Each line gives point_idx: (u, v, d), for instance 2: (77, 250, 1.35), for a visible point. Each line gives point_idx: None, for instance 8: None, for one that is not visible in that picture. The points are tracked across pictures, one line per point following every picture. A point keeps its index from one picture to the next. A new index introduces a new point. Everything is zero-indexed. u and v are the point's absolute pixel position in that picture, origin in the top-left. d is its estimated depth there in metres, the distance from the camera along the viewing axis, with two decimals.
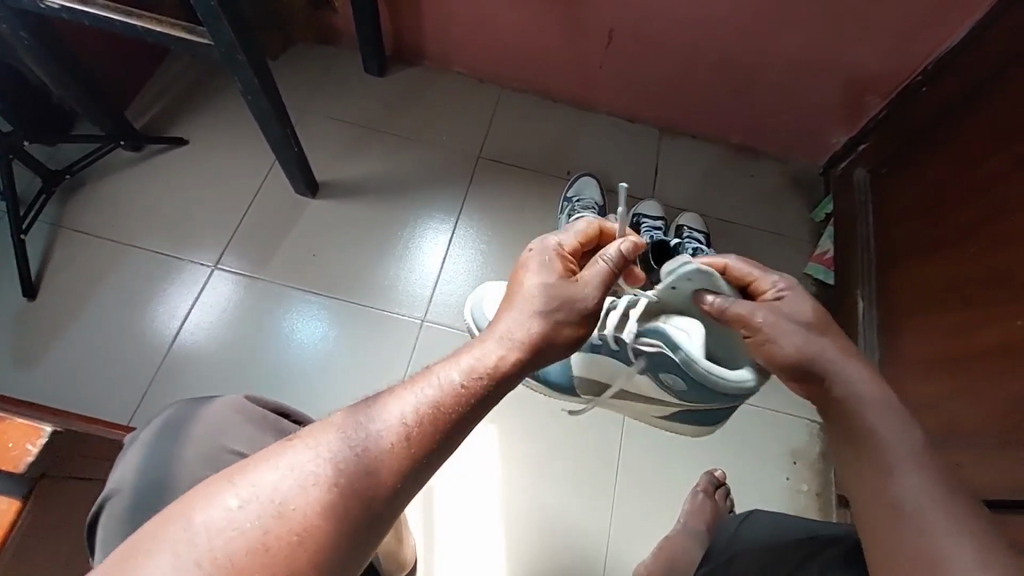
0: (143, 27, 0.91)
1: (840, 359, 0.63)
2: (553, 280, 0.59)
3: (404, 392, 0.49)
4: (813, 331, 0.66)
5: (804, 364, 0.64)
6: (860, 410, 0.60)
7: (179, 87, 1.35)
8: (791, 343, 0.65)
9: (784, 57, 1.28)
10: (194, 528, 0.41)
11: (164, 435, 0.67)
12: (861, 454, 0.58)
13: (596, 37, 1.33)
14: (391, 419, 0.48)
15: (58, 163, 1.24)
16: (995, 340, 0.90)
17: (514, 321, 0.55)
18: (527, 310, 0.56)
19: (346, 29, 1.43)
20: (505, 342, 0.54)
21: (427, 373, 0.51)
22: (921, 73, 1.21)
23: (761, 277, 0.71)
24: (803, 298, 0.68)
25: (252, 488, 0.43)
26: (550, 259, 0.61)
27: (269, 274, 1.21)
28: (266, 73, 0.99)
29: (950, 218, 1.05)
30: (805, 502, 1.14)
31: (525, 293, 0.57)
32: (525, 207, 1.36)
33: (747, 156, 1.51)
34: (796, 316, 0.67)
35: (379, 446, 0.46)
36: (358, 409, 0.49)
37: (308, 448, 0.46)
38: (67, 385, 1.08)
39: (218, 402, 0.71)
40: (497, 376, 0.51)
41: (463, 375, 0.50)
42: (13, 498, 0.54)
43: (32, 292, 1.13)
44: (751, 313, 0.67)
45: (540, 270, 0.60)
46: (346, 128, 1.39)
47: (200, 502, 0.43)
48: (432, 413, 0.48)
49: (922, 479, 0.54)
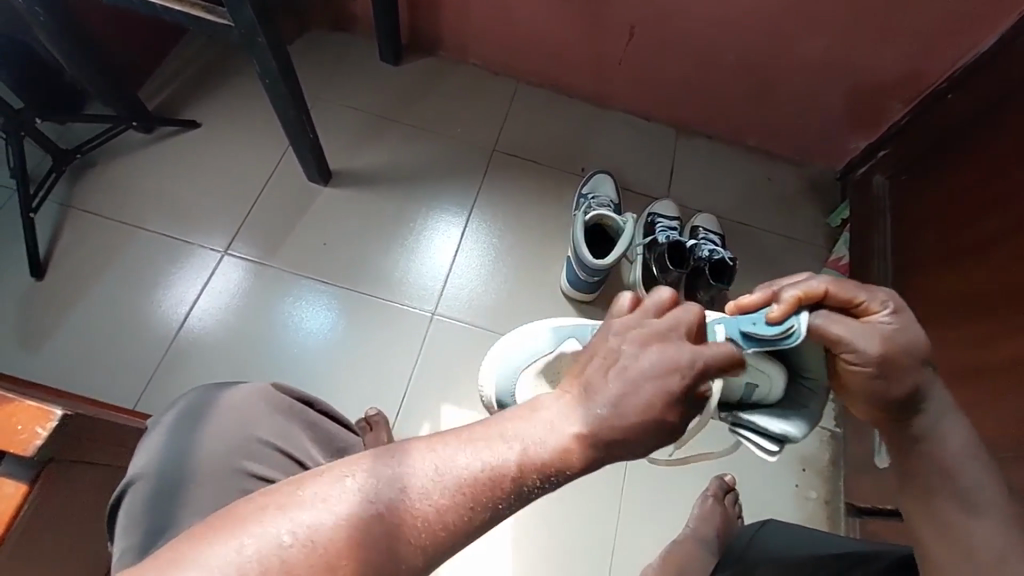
0: (161, 6, 0.89)
1: (928, 384, 0.57)
2: (666, 392, 0.42)
3: (465, 448, 0.41)
4: (918, 360, 0.56)
5: (908, 400, 0.57)
6: (943, 448, 0.57)
7: (192, 69, 1.33)
8: (905, 381, 0.56)
9: (806, 60, 1.26)
10: (243, 555, 0.38)
11: (188, 422, 0.65)
12: (931, 486, 0.57)
13: (616, 32, 1.31)
14: (442, 482, 0.40)
15: (68, 143, 1.22)
16: (1008, 358, 0.89)
17: (609, 401, 0.42)
18: (625, 402, 0.42)
19: (363, 16, 1.41)
20: (588, 419, 0.42)
21: (493, 434, 0.42)
22: (945, 80, 1.19)
23: (869, 295, 0.57)
24: (912, 323, 0.57)
25: (302, 527, 0.39)
26: (665, 357, 0.42)
27: (277, 262, 1.20)
28: (284, 57, 0.98)
29: (972, 229, 1.03)
30: (813, 510, 1.13)
31: (631, 385, 0.42)
32: (540, 203, 1.35)
33: (764, 159, 1.49)
34: (913, 347, 0.56)
35: (429, 506, 0.40)
36: (415, 451, 0.42)
37: (355, 490, 0.40)
38: (79, 367, 1.07)
39: (246, 390, 0.69)
40: (570, 457, 0.41)
41: (535, 453, 0.41)
42: (20, 483, 0.55)
43: (39, 273, 1.12)
44: (862, 342, 0.55)
45: (654, 372, 0.42)
46: (360, 116, 1.37)
47: (250, 527, 0.38)
48: (491, 484, 0.40)
49: (997, 523, 0.55)
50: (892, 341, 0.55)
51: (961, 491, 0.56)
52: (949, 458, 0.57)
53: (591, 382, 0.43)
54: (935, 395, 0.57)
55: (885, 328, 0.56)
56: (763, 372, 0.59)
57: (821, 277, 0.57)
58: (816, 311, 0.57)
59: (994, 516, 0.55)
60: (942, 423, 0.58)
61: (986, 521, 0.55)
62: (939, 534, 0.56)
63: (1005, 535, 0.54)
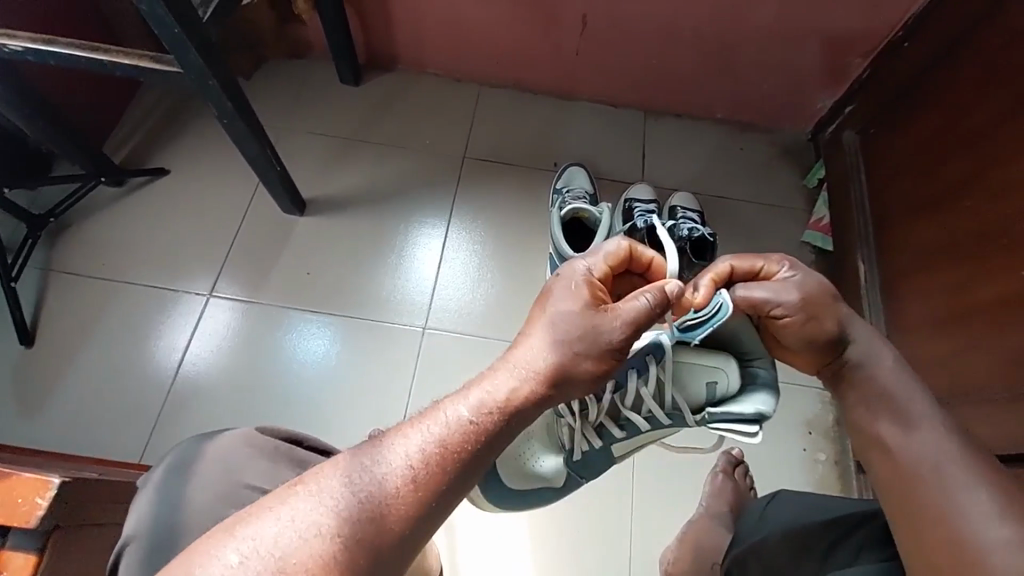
0: (110, 62, 0.89)
1: (851, 322, 0.64)
2: (580, 314, 0.54)
3: (410, 432, 0.49)
4: (835, 300, 0.65)
5: (834, 338, 0.64)
6: (867, 371, 0.62)
7: (155, 117, 1.33)
8: (831, 321, 0.64)
9: (760, 27, 1.26)
10: (229, 565, 0.43)
11: (179, 474, 0.66)
12: (873, 411, 0.60)
13: (569, 24, 1.31)
14: (399, 460, 0.48)
15: (41, 207, 1.23)
16: (993, 298, 0.90)
17: (531, 351, 0.53)
18: (547, 339, 0.53)
19: (317, 41, 1.42)
20: (518, 373, 0.52)
21: (435, 410, 0.51)
22: (901, 29, 1.20)
23: (767, 260, 0.68)
24: (812, 270, 0.67)
25: (252, 542, 0.44)
26: (575, 287, 0.56)
27: (263, 297, 1.20)
28: (239, 95, 0.98)
29: (944, 173, 1.04)
30: (823, 471, 1.14)
31: (551, 321, 0.54)
32: (516, 203, 1.35)
33: (733, 130, 1.50)
34: (823, 288, 0.65)
35: (389, 488, 0.47)
36: (369, 447, 0.49)
37: (312, 496, 0.47)
38: (79, 428, 1.08)
39: (229, 437, 0.70)
40: (508, 410, 0.50)
41: (473, 412, 0.50)
42: (28, 554, 0.55)
43: (29, 340, 1.13)
44: (781, 297, 0.64)
45: (566, 296, 0.55)
46: (327, 141, 1.38)
47: (207, 557, 0.43)
48: (440, 452, 0.48)
49: (937, 432, 0.56)
50: (805, 288, 0.65)
51: (903, 414, 0.58)
52: (885, 380, 0.61)
53: (522, 334, 0.55)
54: (860, 331, 0.64)
55: (793, 280, 0.66)
56: (716, 370, 0.72)
57: (720, 258, 0.69)
58: (731, 288, 0.68)
59: (939, 434, 0.56)
60: (876, 355, 0.63)
61: (928, 439, 0.56)
62: (888, 460, 0.57)
63: (951, 448, 0.54)
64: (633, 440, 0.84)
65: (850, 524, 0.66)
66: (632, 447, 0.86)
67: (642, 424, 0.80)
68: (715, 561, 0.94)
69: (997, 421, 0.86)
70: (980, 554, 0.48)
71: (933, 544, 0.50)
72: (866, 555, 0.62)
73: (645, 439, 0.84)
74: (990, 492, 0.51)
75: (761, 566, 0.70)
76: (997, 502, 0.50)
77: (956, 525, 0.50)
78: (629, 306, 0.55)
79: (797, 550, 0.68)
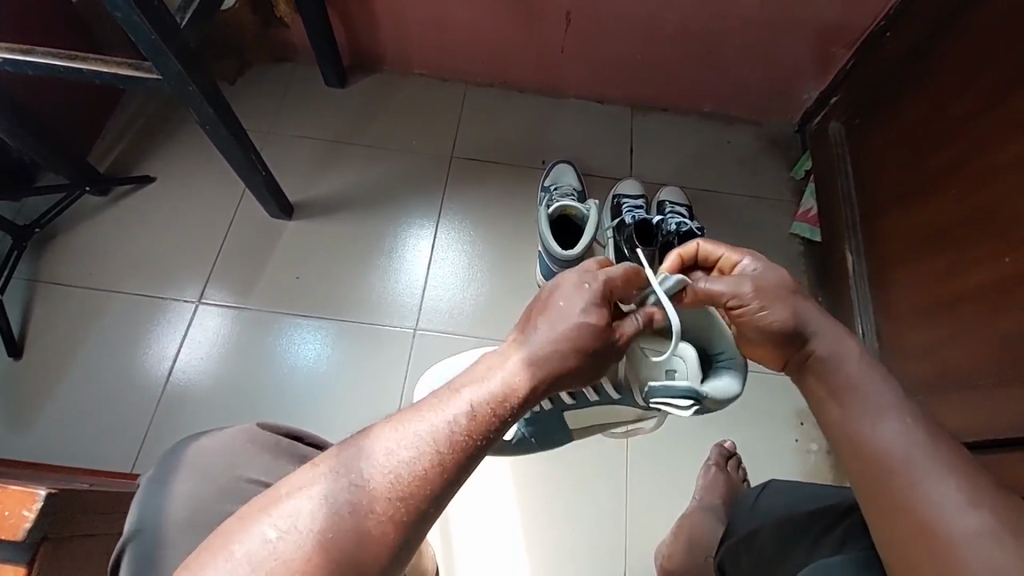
0: (88, 70, 0.89)
1: (818, 315, 0.65)
2: (595, 322, 0.53)
3: (428, 414, 0.48)
4: (792, 294, 0.67)
5: (792, 330, 0.64)
6: (829, 365, 0.62)
7: (140, 125, 1.33)
8: (782, 312, 0.65)
9: (743, 19, 1.27)
10: (269, 542, 0.43)
11: (173, 473, 0.64)
12: (839, 402, 0.60)
13: (553, 21, 1.31)
14: (419, 440, 0.46)
15: (27, 218, 1.22)
16: (979, 285, 0.90)
17: (545, 349, 0.51)
18: (564, 345, 0.51)
19: (301, 43, 1.41)
20: (531, 367, 0.50)
21: (453, 394, 0.49)
22: (883, 19, 1.21)
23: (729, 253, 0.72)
24: (777, 264, 0.69)
25: (289, 518, 0.44)
26: (598, 296, 0.54)
27: (255, 304, 1.20)
28: (221, 102, 0.98)
29: (928, 161, 1.04)
30: (815, 462, 1.15)
31: (566, 324, 0.52)
32: (504, 202, 1.35)
33: (720, 123, 1.50)
34: (778, 282, 0.67)
35: (408, 471, 0.45)
36: (382, 426, 0.48)
37: (333, 476, 0.46)
38: (72, 436, 1.07)
39: (229, 432, 0.68)
40: (525, 400, 0.49)
41: (492, 401, 0.48)
42: (16, 567, 0.56)
43: (17, 352, 1.12)
44: (738, 288, 0.67)
45: (585, 304, 0.53)
46: (313, 144, 1.37)
47: (240, 535, 0.44)
48: (460, 434, 0.47)
49: (901, 421, 0.56)
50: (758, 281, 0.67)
51: (870, 406, 0.58)
52: (847, 370, 0.61)
53: (531, 328, 0.53)
54: (820, 323, 0.65)
55: (752, 272, 0.68)
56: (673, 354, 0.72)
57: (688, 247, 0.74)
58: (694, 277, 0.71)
59: (906, 424, 0.56)
60: (843, 349, 0.63)
61: (896, 429, 0.56)
62: (856, 450, 0.57)
63: (919, 440, 0.55)
64: (584, 412, 0.81)
65: (835, 512, 0.67)
66: (586, 424, 0.85)
67: (593, 396, 0.76)
68: (708, 555, 0.96)
69: (986, 408, 0.87)
70: (952, 548, 0.49)
71: (905, 539, 0.51)
72: (850, 545, 0.61)
73: (596, 413, 0.82)
74: (956, 483, 0.51)
75: (752, 558, 0.72)
76: (965, 491, 0.51)
77: (927, 518, 0.50)
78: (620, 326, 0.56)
79: (783, 539, 0.69)
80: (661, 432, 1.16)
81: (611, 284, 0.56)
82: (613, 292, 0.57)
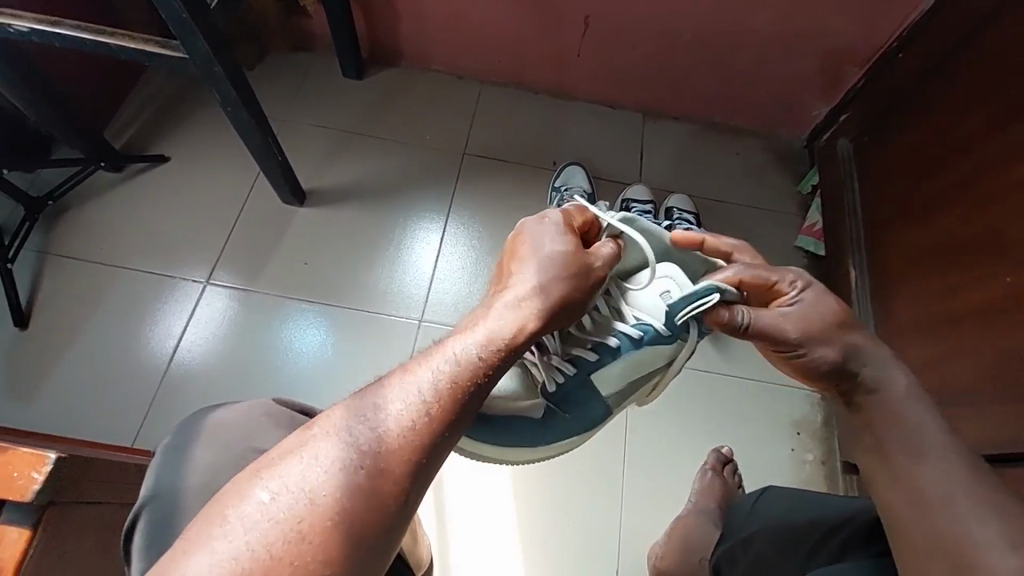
0: (115, 45, 0.89)
1: (869, 350, 0.63)
2: (566, 248, 0.60)
3: (420, 369, 0.51)
4: (839, 328, 0.64)
5: (841, 370, 0.63)
6: (873, 398, 0.61)
7: (157, 104, 1.34)
8: (833, 352, 0.63)
9: (758, 33, 1.29)
10: (263, 505, 0.44)
11: (187, 443, 0.65)
12: (882, 438, 0.59)
13: (572, 24, 1.33)
14: (413, 397, 0.49)
15: (40, 189, 1.23)
16: (979, 303, 0.92)
17: (524, 281, 0.57)
18: (539, 275, 0.58)
19: (322, 33, 1.43)
20: (514, 306, 0.56)
21: (442, 348, 0.53)
22: (895, 41, 1.23)
23: (782, 277, 0.68)
24: (825, 295, 0.66)
25: (280, 481, 0.45)
26: (561, 229, 0.62)
27: (259, 286, 1.21)
28: (244, 84, 0.99)
29: (933, 180, 1.06)
30: (810, 473, 1.16)
31: (538, 256, 0.59)
32: (514, 200, 1.36)
33: (730, 134, 1.51)
34: (825, 316, 0.65)
35: (402, 426, 0.48)
36: (377, 389, 0.51)
37: (330, 437, 0.47)
38: (74, 409, 1.07)
39: (246, 408, 0.69)
40: (512, 342, 0.53)
41: (481, 348, 0.52)
42: (23, 528, 0.56)
43: (23, 321, 1.12)
44: (782, 328, 0.65)
45: (552, 237, 0.61)
46: (328, 133, 1.38)
47: (236, 501, 0.44)
48: (451, 386, 0.50)
49: (946, 461, 0.55)
50: (802, 320, 0.65)
51: (915, 446, 0.57)
52: (895, 406, 0.60)
53: (511, 271, 0.59)
54: (873, 354, 0.63)
55: (802, 304, 0.66)
56: (662, 277, 0.73)
57: (732, 269, 0.69)
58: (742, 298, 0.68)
59: (949, 465, 0.55)
60: (892, 384, 0.61)
61: (938, 467, 0.55)
62: (895, 485, 0.56)
63: (960, 478, 0.54)
64: (617, 370, 0.77)
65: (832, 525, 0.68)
66: (625, 385, 0.79)
67: (612, 341, 0.75)
68: (702, 557, 0.96)
69: (985, 424, 0.87)
70: None
71: (933, 566, 0.51)
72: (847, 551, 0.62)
73: (632, 370, 0.77)
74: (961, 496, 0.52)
75: (748, 560, 0.72)
76: (1007, 533, 0.50)
77: (965, 558, 0.50)
78: (596, 250, 0.63)
79: (781, 546, 0.70)
80: (658, 435, 1.17)
81: (572, 220, 0.65)
82: (574, 224, 0.65)
